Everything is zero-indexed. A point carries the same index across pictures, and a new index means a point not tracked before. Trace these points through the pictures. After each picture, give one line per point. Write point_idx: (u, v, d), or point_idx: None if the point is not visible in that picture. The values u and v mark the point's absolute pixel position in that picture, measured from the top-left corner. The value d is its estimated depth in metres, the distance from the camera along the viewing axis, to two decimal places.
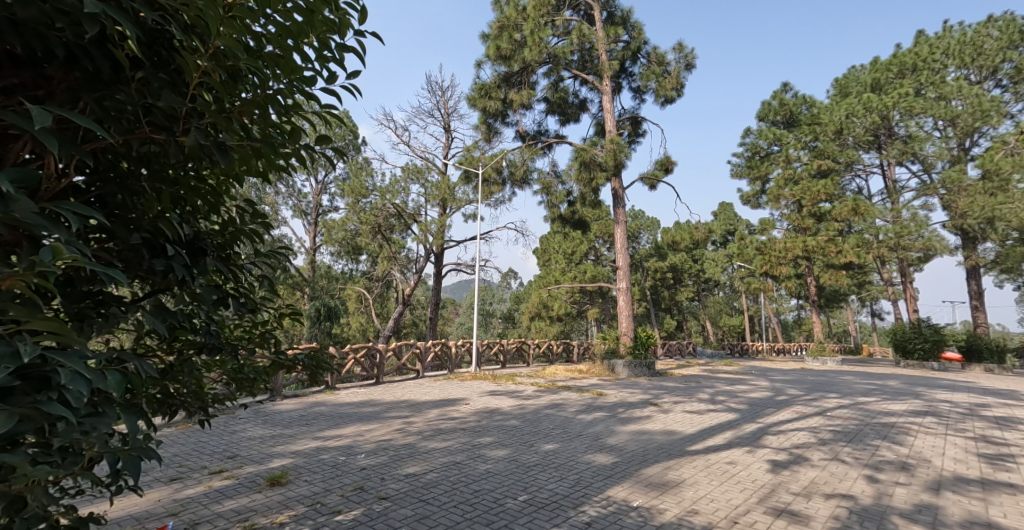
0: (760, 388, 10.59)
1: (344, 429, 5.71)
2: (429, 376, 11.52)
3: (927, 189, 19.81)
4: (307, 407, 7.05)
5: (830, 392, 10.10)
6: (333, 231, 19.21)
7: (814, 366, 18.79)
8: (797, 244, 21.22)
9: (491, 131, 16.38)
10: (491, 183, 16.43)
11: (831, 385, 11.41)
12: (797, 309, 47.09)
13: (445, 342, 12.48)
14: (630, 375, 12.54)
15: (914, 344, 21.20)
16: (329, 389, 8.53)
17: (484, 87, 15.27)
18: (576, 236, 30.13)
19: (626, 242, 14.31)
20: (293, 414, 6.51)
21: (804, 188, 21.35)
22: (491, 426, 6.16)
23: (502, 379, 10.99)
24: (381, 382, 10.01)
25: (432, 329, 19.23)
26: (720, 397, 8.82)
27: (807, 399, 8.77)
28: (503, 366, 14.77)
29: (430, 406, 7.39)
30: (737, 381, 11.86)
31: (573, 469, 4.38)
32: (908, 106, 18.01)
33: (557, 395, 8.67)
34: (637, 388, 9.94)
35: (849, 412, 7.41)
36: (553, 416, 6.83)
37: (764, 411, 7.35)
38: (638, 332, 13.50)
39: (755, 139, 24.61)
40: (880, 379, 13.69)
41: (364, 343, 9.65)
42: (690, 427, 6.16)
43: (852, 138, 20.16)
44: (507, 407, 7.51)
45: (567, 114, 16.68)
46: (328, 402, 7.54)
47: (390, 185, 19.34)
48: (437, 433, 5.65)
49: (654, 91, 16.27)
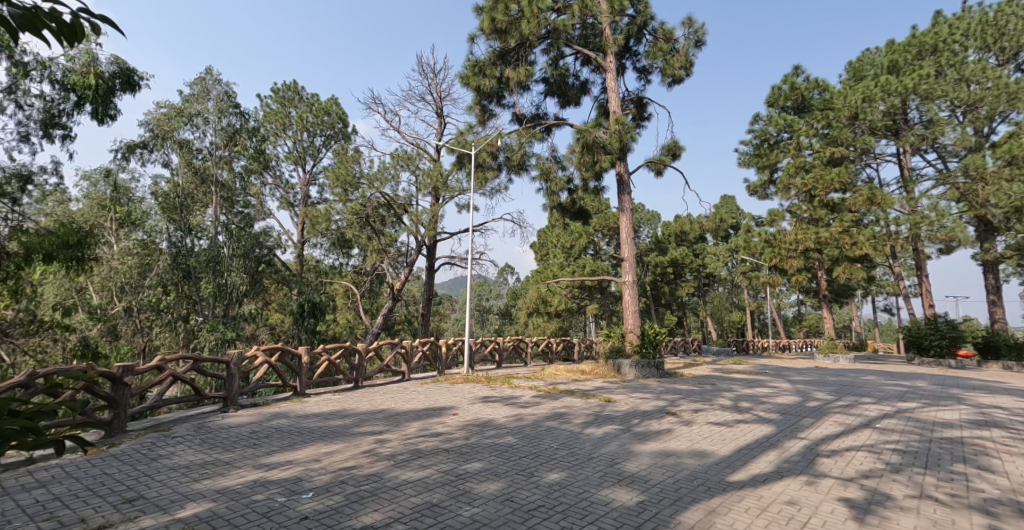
0: (783, 390, 9.55)
1: (300, 452, 4.60)
2: (416, 379, 10.44)
3: (945, 178, 18.81)
4: (265, 420, 5.96)
5: (863, 395, 9.07)
6: (318, 221, 18.14)
7: (826, 365, 17.85)
8: (809, 236, 20.01)
9: (486, 114, 15.38)
10: (485, 169, 15.25)
11: (858, 387, 10.36)
12: (798, 306, 46.26)
13: (434, 341, 11.38)
14: (637, 376, 11.50)
15: (930, 340, 20.15)
16: (296, 396, 7.41)
17: (478, 65, 14.08)
18: (575, 229, 29.03)
19: (632, 232, 13.21)
20: (244, 431, 5.39)
21: (816, 177, 20.12)
22: (481, 447, 5.06)
23: (496, 382, 9.90)
24: (360, 386, 8.88)
25: (423, 327, 18.10)
26: (745, 404, 7.76)
27: (842, 406, 7.72)
28: (498, 367, 13.70)
29: (411, 418, 6.29)
30: (754, 383, 10.80)
31: (585, 515, 3.29)
32: (928, 89, 17.01)
33: (560, 402, 7.61)
34: (648, 392, 8.89)
35: (900, 423, 6.34)
36: (557, 432, 5.73)
37: (802, 423, 6.27)
38: (645, 329, 12.47)
39: (763, 127, 23.29)
40: (905, 379, 12.72)
41: (339, 344, 8.50)
42: (723, 445, 5.08)
43: (867, 123, 19.06)
44: (503, 419, 6.41)
45: (568, 96, 15.63)
46: (292, 412, 6.43)
47: (378, 172, 18.27)
48: (414, 458, 4.54)
49: (660, 71, 15.24)
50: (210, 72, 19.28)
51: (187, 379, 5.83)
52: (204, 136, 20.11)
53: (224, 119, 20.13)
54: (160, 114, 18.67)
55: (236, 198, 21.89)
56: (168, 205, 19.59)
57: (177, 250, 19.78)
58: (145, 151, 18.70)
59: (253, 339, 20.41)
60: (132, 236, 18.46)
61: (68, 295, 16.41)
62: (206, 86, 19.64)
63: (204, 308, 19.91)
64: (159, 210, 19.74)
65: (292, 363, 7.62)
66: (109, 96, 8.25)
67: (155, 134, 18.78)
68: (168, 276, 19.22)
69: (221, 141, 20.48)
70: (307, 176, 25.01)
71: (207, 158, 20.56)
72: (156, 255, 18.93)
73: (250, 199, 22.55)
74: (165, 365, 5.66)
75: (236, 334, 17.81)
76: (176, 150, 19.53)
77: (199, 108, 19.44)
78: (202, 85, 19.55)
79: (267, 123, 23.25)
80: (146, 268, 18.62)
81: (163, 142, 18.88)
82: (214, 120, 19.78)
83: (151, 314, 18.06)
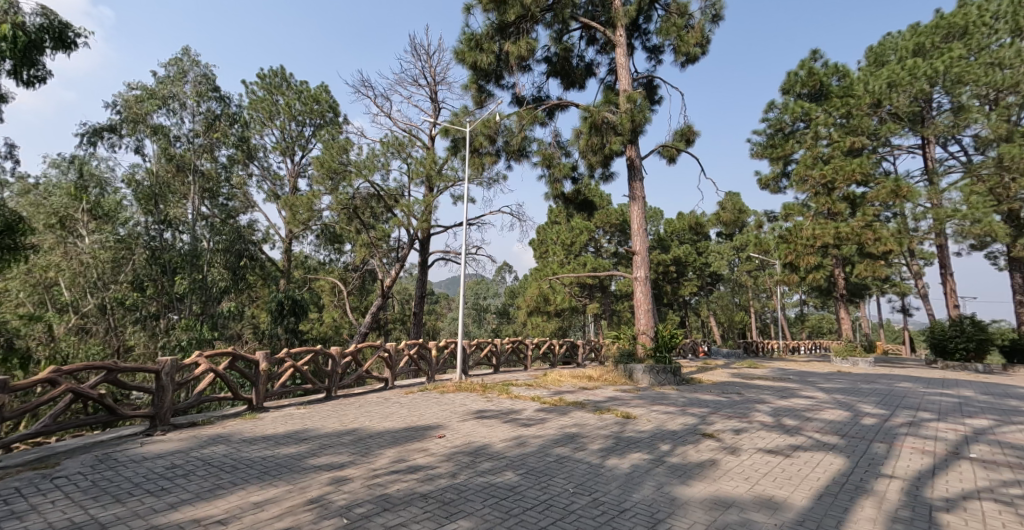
0: (823, 402, 8.31)
1: (216, 506, 3.29)
2: (402, 387, 9.18)
3: (971, 171, 17.47)
4: (198, 446, 4.66)
5: (918, 409, 7.83)
6: (298, 210, 16.83)
7: (848, 369, 16.64)
8: (827, 230, 18.68)
9: (484, 94, 14.14)
10: (481, 154, 13.88)
11: (904, 398, 9.08)
12: (802, 306, 45.16)
13: (423, 343, 10.11)
14: (651, 383, 10.28)
15: (955, 343, 18.58)
16: (249, 412, 6.13)
17: (474, 39, 12.85)
18: (575, 225, 27.81)
19: (644, 223, 11.93)
20: (159, 465, 4.09)
21: (835, 167, 18.75)
22: (472, 491, 3.77)
23: (493, 391, 8.64)
24: (333, 396, 7.63)
25: (415, 326, 16.81)
26: (790, 421, 6.52)
27: (905, 425, 6.44)
28: (496, 371, 12.43)
29: (385, 444, 5.00)
30: (785, 392, 9.55)
31: None
32: (960, 73, 15.69)
33: (570, 419, 6.37)
34: (670, 404, 7.65)
35: (997, 451, 5.07)
36: (570, 465, 4.44)
37: (876, 450, 4.99)
38: (659, 331, 11.31)
39: (778, 115, 21.95)
40: (946, 386, 11.45)
41: (309, 348, 7.29)
42: (794, 488, 3.82)
43: (892, 109, 17.73)
44: (501, 444, 5.11)
45: (571, 77, 14.45)
46: (237, 436, 5.13)
47: (367, 160, 16.99)
48: (375, 515, 3.25)
49: (673, 49, 13.99)
50: (187, 53, 17.99)
51: (93, 396, 4.58)
52: (181, 122, 18.79)
53: (202, 104, 18.80)
54: (131, 96, 17.32)
55: (218, 189, 20.56)
56: (143, 195, 18.42)
57: (155, 244, 18.41)
58: (115, 136, 17.54)
59: (235, 338, 19.07)
60: (107, 229, 16.74)
61: (34, 291, 15.36)
62: (182, 67, 18.38)
63: (181, 306, 18.76)
64: (135, 200, 18.31)
65: (246, 371, 6.38)
66: (35, 52, 7.07)
67: (126, 117, 17.47)
68: (144, 272, 17.79)
69: (199, 127, 19.06)
70: (295, 167, 23.64)
71: (186, 147, 19.15)
72: (134, 248, 17.52)
73: (233, 190, 21.27)
74: (58, 379, 4.40)
75: (214, 334, 16.48)
76: (151, 136, 18.21)
77: (174, 91, 18.03)
78: (178, 66, 18.29)
79: (252, 111, 21.88)
80: (121, 263, 17.13)
81: (135, 127, 17.56)
82: (192, 105, 18.43)
83: (123, 311, 16.84)
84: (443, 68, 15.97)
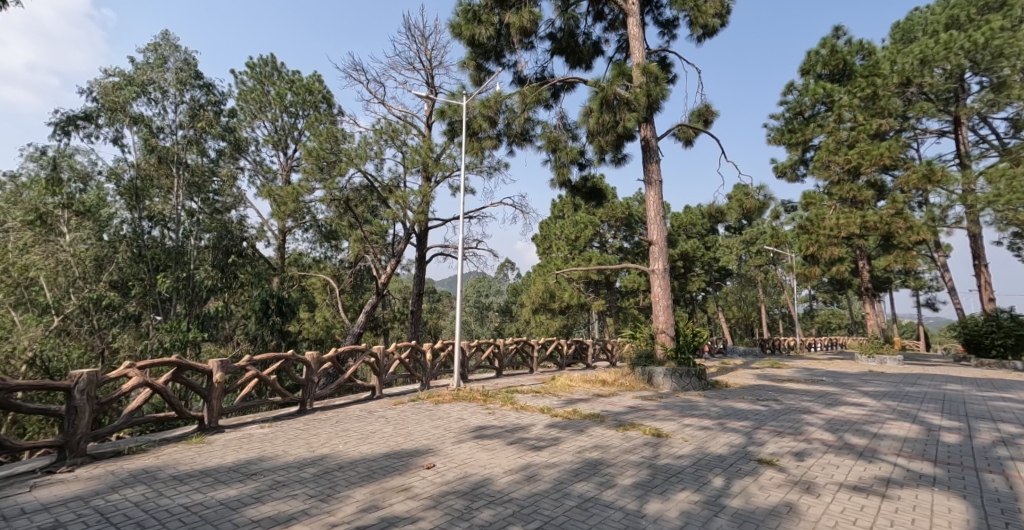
0: (881, 411, 7.14)
1: None
2: (391, 396, 8.05)
3: (1009, 154, 16.21)
4: (107, 490, 3.52)
5: (996, 419, 6.66)
6: (285, 202, 15.59)
7: (879, 368, 15.39)
8: (854, 219, 17.37)
9: (483, 73, 12.98)
10: (480, 138, 12.70)
11: (969, 405, 7.91)
12: (812, 302, 43.92)
13: (415, 345, 9.00)
14: (674, 388, 9.13)
15: (991, 339, 17.37)
16: (196, 436, 4.98)
17: (472, 10, 11.70)
18: (580, 219, 26.58)
19: (661, 209, 10.76)
20: (33, 524, 2.96)
21: (860, 152, 17.34)
22: None
23: (495, 401, 7.50)
24: (308, 410, 6.50)
25: (412, 325, 15.69)
26: (857, 438, 5.36)
27: (999, 443, 5.26)
28: (499, 374, 11.33)
29: (356, 481, 3.86)
30: (829, 398, 8.39)
31: None
32: (1002, 46, 14.41)
33: (589, 439, 5.21)
34: (706, 417, 6.49)
35: None
36: (600, 512, 3.31)
37: (995, 485, 3.82)
38: (680, 330, 10.15)
39: (797, 98, 20.69)
40: (1000, 388, 10.27)
41: (282, 353, 6.22)
42: None
43: (922, 87, 16.56)
44: (505, 480, 3.95)
45: (578, 55, 13.31)
46: (167, 471, 3.98)
47: (360, 148, 15.84)
48: None
49: (689, 21, 12.79)
50: (166, 38, 16.90)
51: None
52: (165, 112, 17.67)
53: (185, 92, 17.67)
54: (108, 82, 16.14)
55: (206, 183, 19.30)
56: (124, 189, 17.27)
57: (139, 241, 17.24)
58: (91, 125, 16.37)
59: (224, 341, 17.93)
60: (89, 225, 15.60)
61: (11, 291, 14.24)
62: (162, 53, 17.29)
63: (167, 308, 17.40)
64: (118, 195, 17.18)
65: (195, 384, 5.25)
66: None
67: (102, 105, 16.26)
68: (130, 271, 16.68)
69: (183, 117, 17.89)
70: (287, 162, 22.53)
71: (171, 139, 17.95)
72: (117, 245, 16.40)
73: (222, 184, 19.90)
74: None
75: (199, 335, 15.25)
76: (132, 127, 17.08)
77: (154, 77, 16.98)
78: (158, 52, 17.19)
79: (243, 103, 20.80)
80: (103, 262, 15.96)
81: (114, 116, 16.39)
82: (174, 93, 17.27)
83: None
84: (440, 51, 14.85)
